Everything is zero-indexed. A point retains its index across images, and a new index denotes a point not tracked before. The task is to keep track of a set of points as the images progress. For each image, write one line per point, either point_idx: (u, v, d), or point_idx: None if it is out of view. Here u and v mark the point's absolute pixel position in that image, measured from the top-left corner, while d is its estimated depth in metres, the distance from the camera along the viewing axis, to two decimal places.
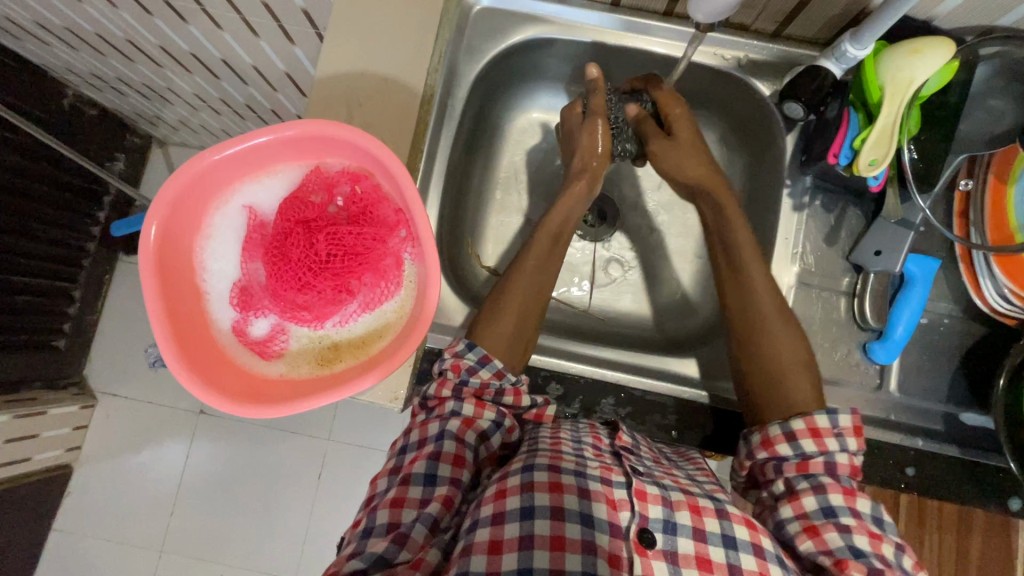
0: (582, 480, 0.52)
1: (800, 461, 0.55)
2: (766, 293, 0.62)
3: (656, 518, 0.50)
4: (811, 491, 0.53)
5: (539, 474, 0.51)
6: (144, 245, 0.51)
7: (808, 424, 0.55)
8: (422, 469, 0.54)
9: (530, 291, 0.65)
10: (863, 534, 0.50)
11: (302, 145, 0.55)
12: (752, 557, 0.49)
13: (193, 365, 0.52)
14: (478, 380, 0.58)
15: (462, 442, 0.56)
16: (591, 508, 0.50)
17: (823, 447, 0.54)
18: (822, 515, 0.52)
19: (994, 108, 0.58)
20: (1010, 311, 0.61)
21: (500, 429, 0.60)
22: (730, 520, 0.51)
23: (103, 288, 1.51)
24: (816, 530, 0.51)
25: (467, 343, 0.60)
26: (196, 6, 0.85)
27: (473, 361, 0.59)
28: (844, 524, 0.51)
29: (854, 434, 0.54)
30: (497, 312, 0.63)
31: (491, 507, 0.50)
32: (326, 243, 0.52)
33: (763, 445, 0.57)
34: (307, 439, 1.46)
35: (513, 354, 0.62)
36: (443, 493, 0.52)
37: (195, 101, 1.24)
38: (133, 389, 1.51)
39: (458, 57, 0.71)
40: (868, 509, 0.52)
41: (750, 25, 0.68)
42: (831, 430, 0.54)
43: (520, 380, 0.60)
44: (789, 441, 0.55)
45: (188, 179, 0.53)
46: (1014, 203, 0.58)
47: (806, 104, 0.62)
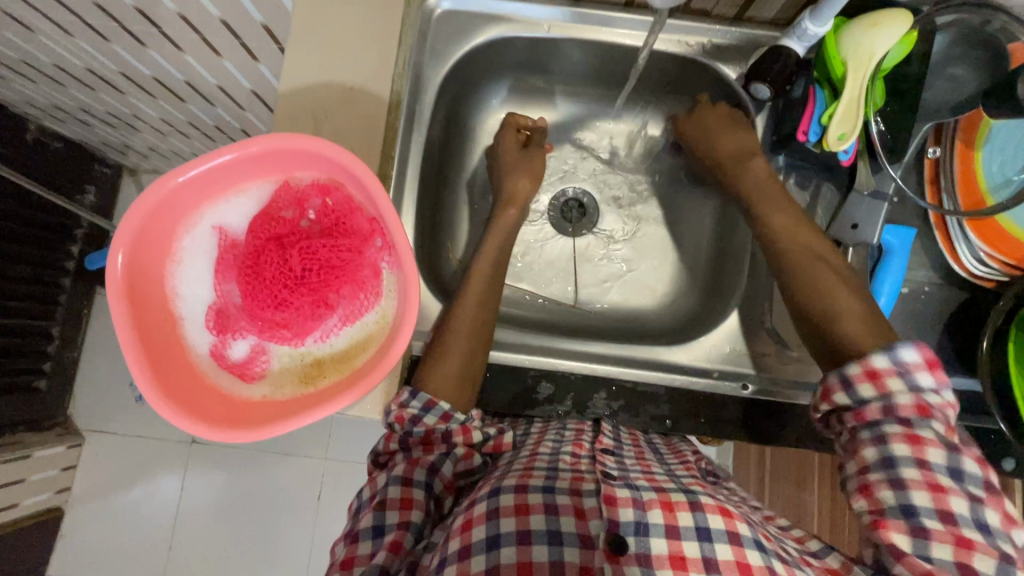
0: (550, 494, 0.51)
1: (859, 410, 0.53)
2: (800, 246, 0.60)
3: (627, 522, 0.49)
4: (872, 444, 0.51)
5: (505, 499, 0.50)
6: (111, 276, 0.50)
7: (863, 366, 0.52)
8: (370, 522, 0.52)
9: (471, 325, 0.62)
10: (923, 490, 0.48)
11: (269, 162, 0.53)
12: (728, 547, 0.48)
13: (173, 394, 0.50)
14: (422, 428, 0.56)
15: (409, 484, 0.54)
16: (559, 525, 0.49)
17: (882, 390, 0.52)
18: (880, 467, 0.50)
19: (957, 76, 0.59)
20: (987, 275, 0.62)
21: (453, 458, 0.58)
22: (704, 511, 0.49)
23: (82, 324, 1.48)
24: (870, 489, 0.50)
25: (411, 389, 0.58)
26: (154, 28, 0.83)
27: (417, 409, 0.56)
28: (901, 479, 0.49)
29: (926, 369, 0.51)
30: (444, 347, 0.61)
31: (458, 541, 0.49)
32: (299, 258, 0.52)
33: (824, 396, 0.55)
34: (304, 460, 1.44)
35: (464, 392, 0.60)
36: (390, 540, 0.51)
37: (163, 127, 1.22)
38: (120, 424, 1.47)
39: (423, 62, 0.70)
40: (942, 459, 0.48)
41: (711, 11, 0.68)
42: (890, 372, 0.51)
43: (471, 418, 0.59)
44: (844, 388, 0.53)
45: (154, 203, 0.51)
46: (982, 167, 0.59)
47: (773, 84, 0.62)
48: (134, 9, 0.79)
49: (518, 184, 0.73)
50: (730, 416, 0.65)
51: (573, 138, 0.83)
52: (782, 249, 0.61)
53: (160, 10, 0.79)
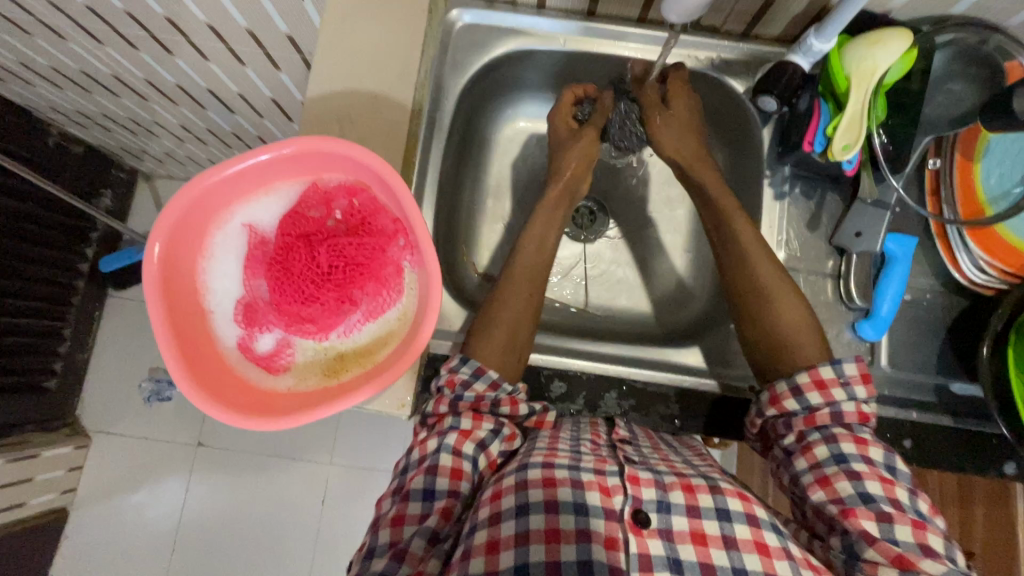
0: (576, 472, 0.53)
1: (807, 415, 0.56)
2: (765, 270, 0.62)
3: (649, 499, 0.51)
4: (823, 442, 0.55)
5: (532, 472, 0.52)
6: (147, 268, 0.52)
7: (812, 376, 0.56)
8: (421, 485, 0.54)
9: (518, 301, 0.65)
10: (875, 480, 0.51)
11: (299, 163, 0.56)
12: (746, 527, 0.50)
13: (203, 383, 0.52)
14: (473, 394, 0.58)
15: (459, 455, 0.56)
16: (584, 497, 0.51)
17: (829, 398, 0.55)
18: (834, 462, 0.53)
19: (954, 91, 0.62)
20: (987, 283, 0.64)
21: (499, 437, 0.60)
22: (723, 494, 0.52)
23: (93, 325, 1.50)
24: (828, 481, 0.53)
25: (461, 357, 0.60)
26: (183, 37, 0.87)
27: (468, 374, 0.59)
28: (854, 470, 0.52)
29: (862, 382, 0.56)
30: (491, 320, 0.64)
31: (488, 508, 0.51)
32: (327, 256, 0.55)
33: (773, 402, 0.58)
34: (309, 464, 1.45)
35: (510, 362, 0.62)
36: (441, 506, 0.53)
37: (181, 132, 1.26)
38: (128, 425, 1.48)
39: (443, 73, 0.73)
40: (881, 458, 0.53)
41: (720, 27, 0.71)
42: (836, 380, 0.55)
43: (518, 389, 0.61)
44: (795, 395, 0.57)
45: (190, 200, 0.54)
46: (981, 178, 0.61)
47: (779, 97, 0.65)
48: (165, 19, 0.82)
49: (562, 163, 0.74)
50: (738, 417, 0.66)
51: None
52: (738, 234, 0.65)
53: (190, 20, 0.82)
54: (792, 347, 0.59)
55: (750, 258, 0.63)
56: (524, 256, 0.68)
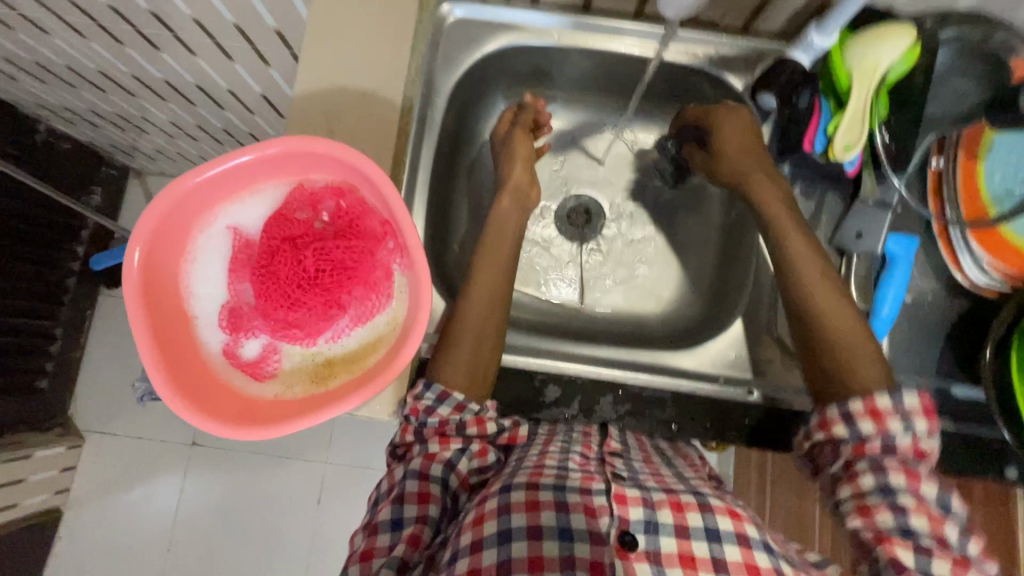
0: (561, 492, 0.52)
1: (857, 443, 0.54)
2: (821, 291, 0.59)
3: (637, 520, 0.50)
4: (871, 473, 0.52)
5: (515, 494, 0.51)
6: (128, 272, 0.51)
7: (866, 406, 0.53)
8: (388, 515, 0.54)
9: (480, 315, 0.62)
10: (921, 515, 0.50)
11: (283, 163, 0.54)
12: (736, 548, 0.49)
13: (186, 391, 0.51)
14: (437, 419, 0.57)
15: (425, 479, 0.55)
16: (569, 521, 0.50)
17: (883, 428, 0.53)
18: (879, 494, 0.51)
19: (959, 90, 0.60)
20: (988, 285, 0.62)
21: (468, 455, 0.59)
22: (713, 513, 0.51)
23: (85, 325, 1.48)
24: (869, 512, 0.51)
25: (425, 382, 0.58)
26: (169, 32, 0.85)
27: (431, 400, 0.57)
28: (900, 504, 0.50)
29: (923, 415, 0.53)
30: (450, 347, 0.60)
31: (469, 534, 0.50)
32: (313, 259, 0.53)
33: (822, 427, 0.56)
34: (304, 463, 1.44)
35: (477, 381, 0.61)
36: (409, 533, 0.53)
37: (171, 129, 1.23)
38: (121, 426, 1.47)
39: (434, 69, 0.71)
40: (934, 493, 0.51)
41: (719, 22, 0.69)
42: (893, 411, 0.53)
43: (485, 408, 0.59)
44: (846, 422, 0.54)
45: (171, 202, 0.52)
46: (986, 178, 0.60)
47: (780, 94, 0.62)
48: (149, 13, 0.80)
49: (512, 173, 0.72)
50: (735, 422, 0.65)
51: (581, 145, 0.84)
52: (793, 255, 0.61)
53: (175, 15, 0.80)
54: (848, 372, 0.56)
55: (805, 278, 0.60)
56: (487, 268, 0.65)
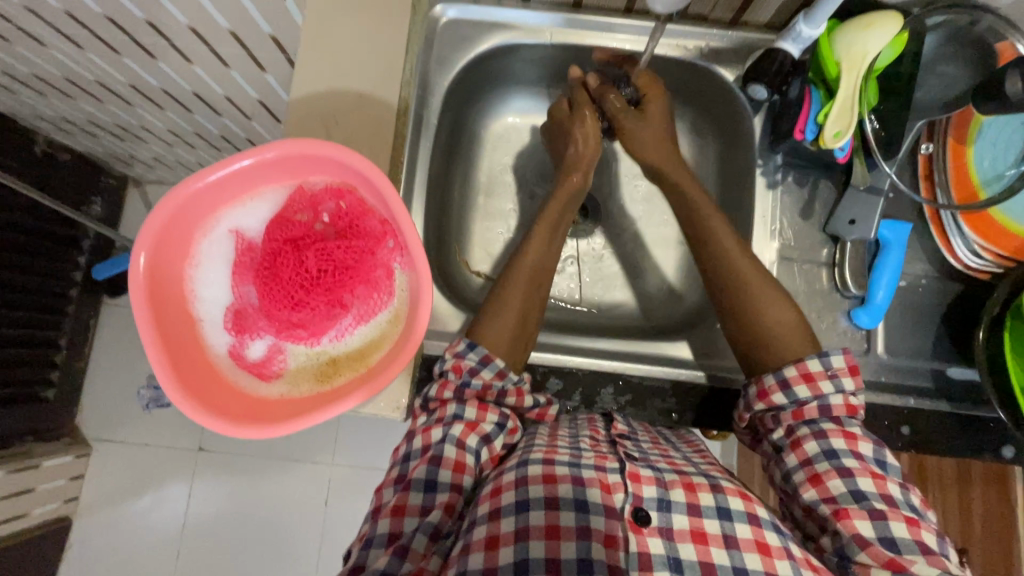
0: (577, 469, 0.53)
1: (795, 409, 0.56)
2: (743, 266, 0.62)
3: (649, 497, 0.52)
4: (812, 437, 0.55)
5: (533, 468, 0.52)
6: (133, 276, 0.52)
7: (799, 370, 0.56)
8: (423, 475, 0.54)
9: (526, 291, 0.64)
10: (866, 476, 0.51)
11: (283, 166, 0.55)
12: (747, 526, 0.50)
13: (194, 393, 0.52)
14: (480, 382, 0.58)
15: (464, 447, 0.55)
16: (585, 494, 0.51)
17: (817, 391, 0.55)
18: (825, 458, 0.53)
19: (946, 74, 0.61)
20: (982, 267, 0.63)
21: (504, 430, 0.60)
22: (724, 493, 0.52)
23: (89, 334, 1.49)
24: (820, 479, 0.52)
25: (467, 342, 0.60)
26: (165, 41, 0.85)
27: (475, 362, 0.59)
28: (845, 466, 0.52)
29: (850, 373, 0.56)
30: (497, 309, 0.63)
31: (487, 505, 0.51)
32: (316, 260, 0.54)
33: (760, 396, 0.58)
34: (311, 465, 1.45)
35: (514, 351, 0.62)
36: (444, 500, 0.53)
37: (169, 137, 1.24)
38: (127, 433, 1.48)
39: (429, 70, 0.72)
40: (870, 451, 0.53)
41: (708, 15, 0.70)
42: (824, 373, 0.55)
43: (523, 379, 0.61)
44: (783, 388, 0.56)
45: (174, 207, 0.53)
46: (974, 161, 0.61)
47: (769, 85, 0.64)
48: (146, 23, 0.81)
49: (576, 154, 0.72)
50: (734, 409, 0.66)
51: None
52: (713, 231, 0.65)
53: (170, 23, 0.81)
54: (772, 342, 0.59)
55: (732, 258, 0.63)
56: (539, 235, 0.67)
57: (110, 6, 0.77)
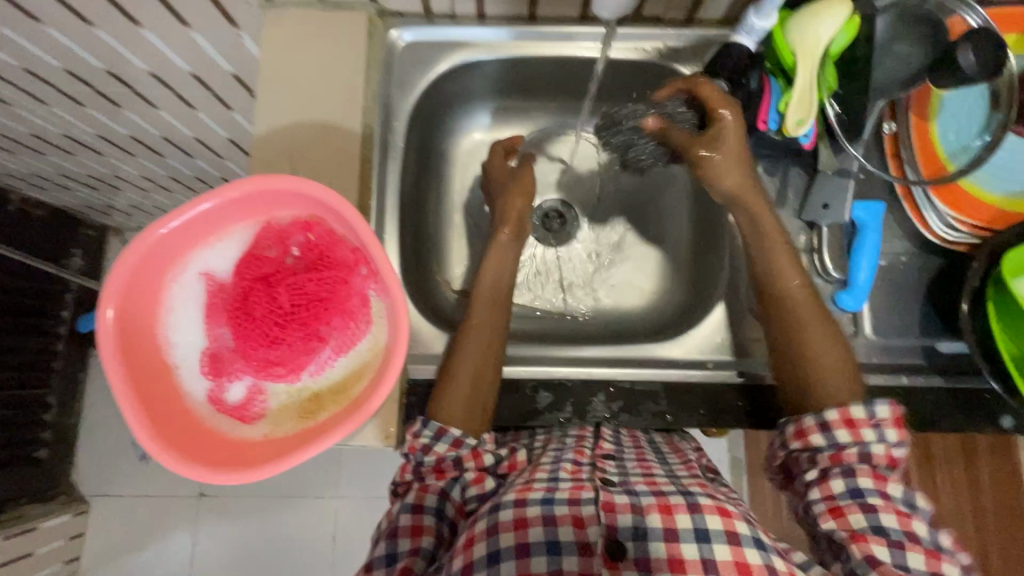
0: (549, 506, 0.54)
1: (834, 452, 0.57)
2: (806, 312, 0.60)
3: (624, 527, 0.54)
4: (842, 476, 0.56)
5: (504, 514, 0.54)
6: (102, 330, 0.50)
7: (842, 415, 0.56)
8: (383, 551, 0.57)
9: (475, 358, 0.61)
10: (891, 513, 0.54)
11: (247, 205, 0.54)
12: (726, 547, 0.52)
13: (175, 444, 0.50)
14: (433, 458, 0.59)
15: (419, 511, 0.58)
16: (557, 533, 0.53)
17: (859, 438, 0.55)
18: (851, 496, 0.55)
19: (902, 54, 0.59)
20: (958, 239, 0.63)
21: (463, 484, 0.61)
22: (702, 513, 0.54)
23: (78, 389, 1.47)
24: (841, 512, 0.55)
25: (423, 420, 0.60)
26: (128, 89, 0.85)
27: (429, 438, 0.59)
28: (870, 504, 0.55)
29: (893, 424, 0.56)
30: (451, 373, 0.61)
31: (461, 558, 0.53)
32: (288, 295, 0.53)
33: (798, 436, 0.58)
34: (315, 501, 1.42)
35: (475, 418, 0.61)
36: (403, 565, 0.55)
37: (144, 183, 1.24)
38: (125, 486, 1.45)
39: (390, 94, 0.72)
40: (899, 492, 0.55)
41: (662, 16, 0.70)
42: (867, 421, 0.55)
43: (482, 442, 0.61)
44: (822, 431, 0.56)
45: (139, 256, 0.52)
46: (938, 137, 0.62)
47: (730, 79, 0.63)
48: (106, 72, 0.81)
49: (510, 201, 0.70)
50: (728, 405, 0.65)
51: (546, 151, 0.84)
52: (778, 270, 0.61)
53: (131, 71, 0.81)
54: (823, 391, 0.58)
55: (802, 316, 0.60)
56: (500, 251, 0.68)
57: (69, 59, 0.77)
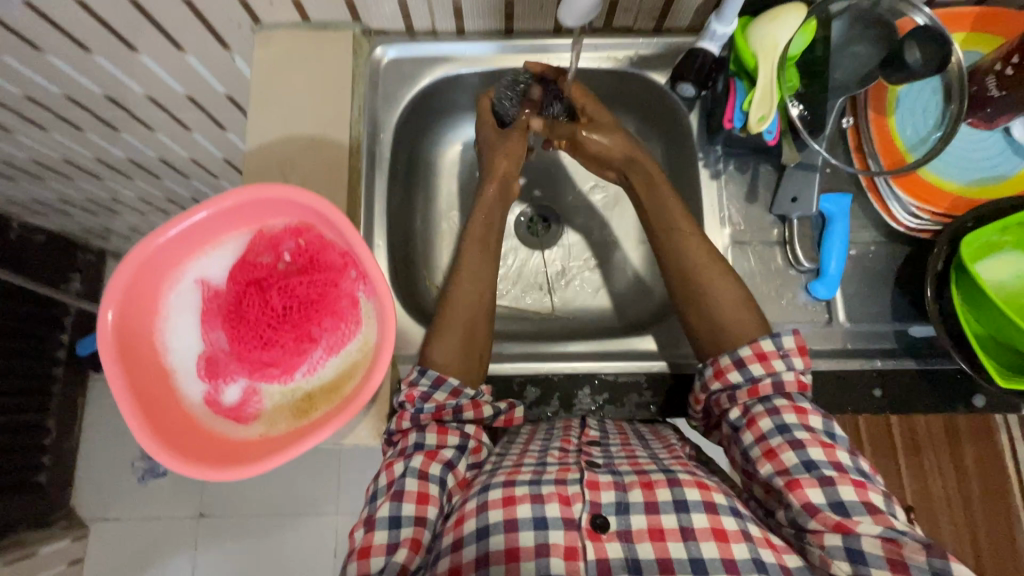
0: (536, 487, 0.56)
1: (751, 386, 0.58)
2: (703, 259, 0.64)
3: (609, 503, 0.56)
4: (767, 414, 0.57)
5: (493, 493, 0.56)
6: (102, 335, 0.53)
7: (753, 349, 0.58)
8: (387, 512, 0.56)
9: (469, 304, 0.66)
10: (816, 445, 0.54)
11: (240, 213, 0.57)
12: (703, 515, 0.54)
13: (173, 443, 0.52)
14: (433, 406, 0.60)
15: (425, 478, 0.57)
16: (544, 511, 0.55)
17: (770, 368, 0.58)
18: (778, 433, 0.55)
19: (858, 54, 0.62)
20: (922, 227, 0.66)
21: (465, 452, 0.62)
22: (681, 485, 0.55)
23: (77, 412, 1.47)
24: (774, 453, 0.55)
25: (419, 368, 0.62)
26: (126, 112, 0.89)
27: (427, 386, 0.60)
28: (797, 438, 0.55)
29: (799, 352, 0.58)
30: (446, 326, 0.64)
31: (451, 534, 0.56)
32: (279, 297, 0.57)
33: (716, 376, 0.60)
34: (315, 517, 1.42)
35: (472, 367, 0.64)
36: (409, 537, 0.55)
37: (141, 205, 1.27)
38: (124, 508, 1.45)
39: (376, 108, 0.76)
40: (819, 424, 0.56)
41: (632, 26, 0.74)
42: (776, 351, 0.58)
43: (480, 392, 0.62)
44: (738, 367, 0.59)
45: (138, 264, 0.54)
46: (896, 131, 0.65)
47: (696, 82, 0.68)
48: (104, 97, 0.84)
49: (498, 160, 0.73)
50: None
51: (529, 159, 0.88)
52: (669, 220, 0.67)
53: (129, 95, 0.84)
54: (731, 328, 0.61)
55: (695, 259, 0.64)
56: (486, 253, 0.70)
57: (68, 85, 0.80)
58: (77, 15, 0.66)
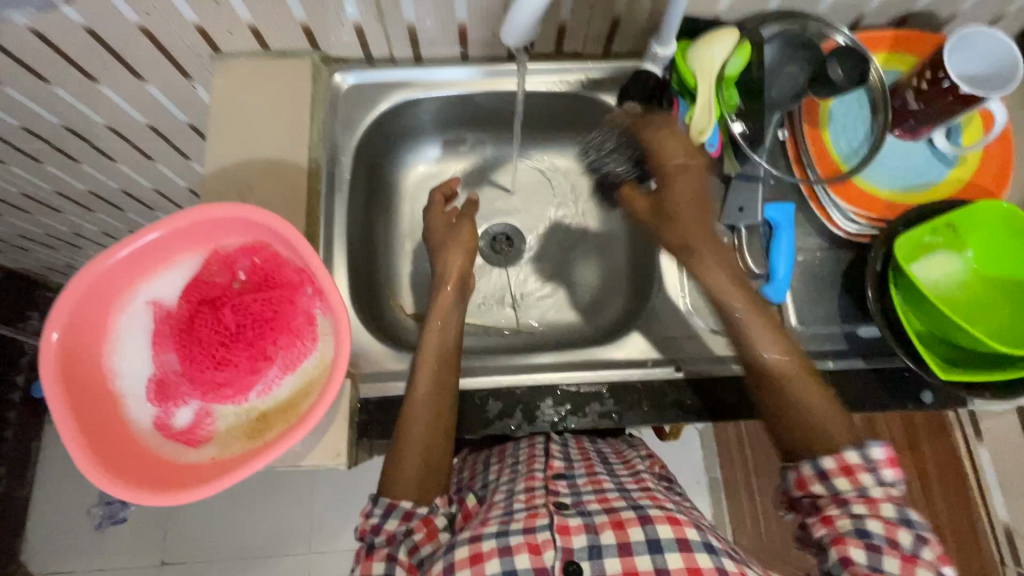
0: (503, 539, 0.58)
1: (835, 498, 0.59)
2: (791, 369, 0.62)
3: (580, 547, 0.57)
4: (847, 517, 0.58)
5: (459, 551, 0.58)
6: (45, 356, 0.51)
7: (837, 462, 0.58)
8: None
9: (427, 428, 0.62)
10: (895, 559, 0.55)
11: (194, 234, 0.56)
12: (678, 555, 0.56)
13: (117, 469, 0.50)
14: (386, 534, 0.60)
15: None
16: (513, 564, 0.56)
17: (857, 483, 0.58)
18: (856, 533, 0.57)
19: (793, 74, 0.67)
20: (860, 231, 0.69)
21: (415, 539, 0.61)
22: (653, 523, 0.58)
23: (31, 459, 1.40)
24: (843, 542, 0.57)
25: (373, 498, 0.62)
26: (86, 143, 0.89)
27: (378, 517, 0.61)
28: (874, 543, 0.56)
29: (889, 466, 0.58)
30: (399, 451, 0.62)
31: None
32: (232, 315, 0.56)
33: (799, 485, 0.61)
34: (285, 559, 1.35)
35: (428, 484, 0.63)
36: None
37: (104, 238, 1.25)
38: (80, 560, 1.36)
39: (336, 132, 0.77)
40: (892, 512, 0.57)
41: (581, 51, 0.78)
42: (863, 467, 0.57)
43: (434, 508, 0.63)
44: (824, 480, 0.59)
45: (86, 285, 0.53)
46: (830, 141, 0.69)
47: (640, 100, 0.72)
48: (63, 128, 0.84)
49: (450, 262, 0.71)
50: (671, 400, 0.67)
51: (490, 179, 0.89)
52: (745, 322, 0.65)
53: (89, 126, 0.84)
54: (821, 436, 0.60)
55: (791, 391, 0.62)
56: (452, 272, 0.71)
57: (25, 117, 0.80)
58: (35, 45, 0.67)
